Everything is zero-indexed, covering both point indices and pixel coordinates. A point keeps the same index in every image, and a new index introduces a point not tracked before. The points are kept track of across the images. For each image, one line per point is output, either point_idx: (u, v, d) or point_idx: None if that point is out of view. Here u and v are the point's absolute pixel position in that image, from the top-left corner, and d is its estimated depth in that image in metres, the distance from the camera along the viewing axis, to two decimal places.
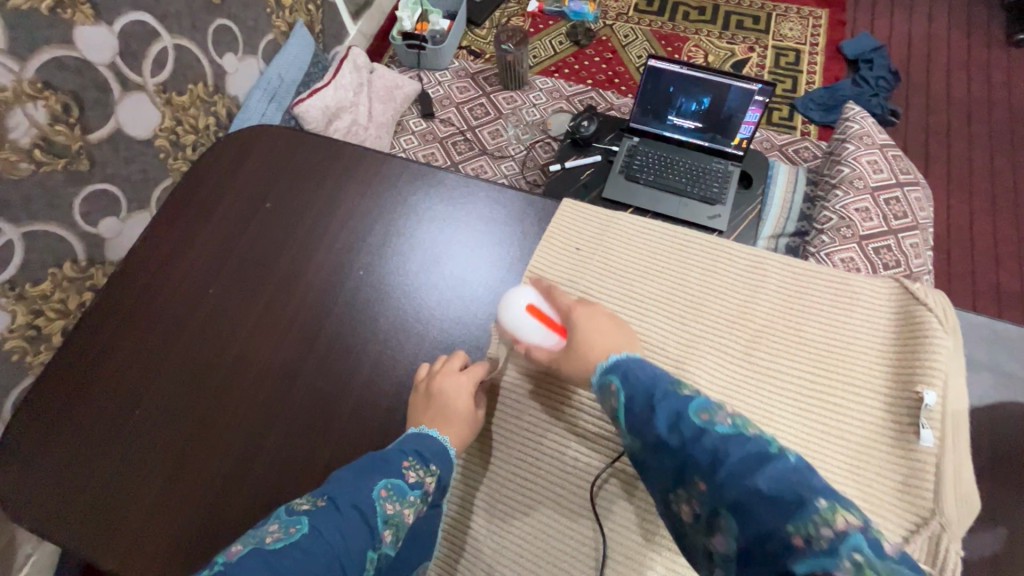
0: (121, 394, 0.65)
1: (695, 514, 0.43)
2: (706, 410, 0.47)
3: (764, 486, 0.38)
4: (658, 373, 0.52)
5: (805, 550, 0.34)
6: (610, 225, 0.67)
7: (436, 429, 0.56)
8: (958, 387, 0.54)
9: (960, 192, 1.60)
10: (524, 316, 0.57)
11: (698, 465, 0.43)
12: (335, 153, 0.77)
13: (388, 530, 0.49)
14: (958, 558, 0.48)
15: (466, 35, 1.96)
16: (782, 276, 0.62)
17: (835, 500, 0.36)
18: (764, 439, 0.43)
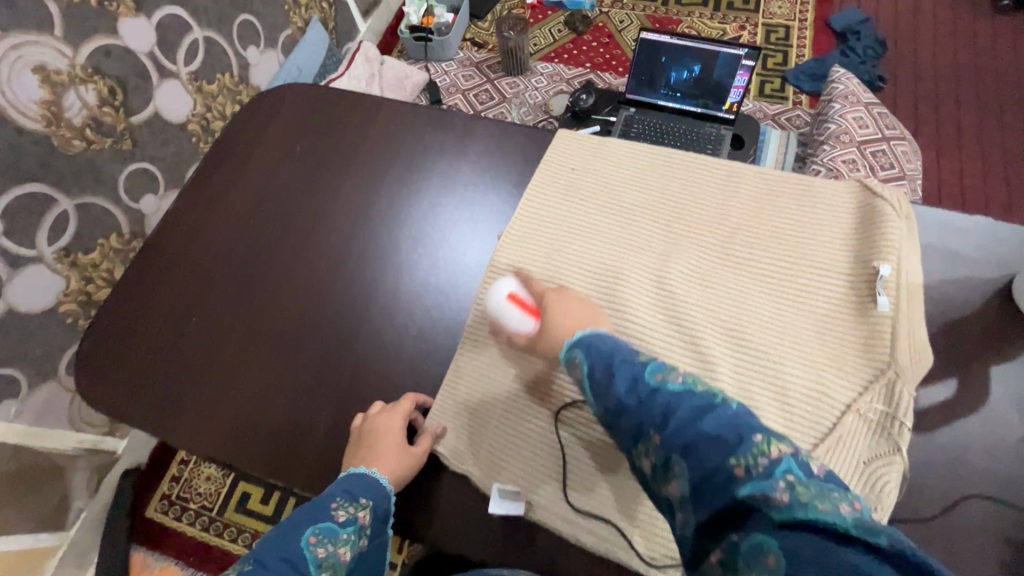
0: (179, 308, 0.75)
1: (653, 465, 0.44)
2: (662, 370, 0.49)
3: (708, 429, 0.41)
4: (619, 343, 0.54)
5: (746, 478, 0.37)
6: (600, 149, 0.75)
7: (364, 464, 0.58)
8: (911, 264, 0.61)
9: (951, 151, 1.66)
10: (506, 305, 0.60)
11: (652, 419, 0.45)
12: (357, 104, 0.86)
13: (321, 573, 0.53)
14: (911, 399, 0.55)
15: (469, 29, 2.06)
16: (754, 183, 0.70)
17: (773, 435, 0.40)
18: (712, 393, 0.45)
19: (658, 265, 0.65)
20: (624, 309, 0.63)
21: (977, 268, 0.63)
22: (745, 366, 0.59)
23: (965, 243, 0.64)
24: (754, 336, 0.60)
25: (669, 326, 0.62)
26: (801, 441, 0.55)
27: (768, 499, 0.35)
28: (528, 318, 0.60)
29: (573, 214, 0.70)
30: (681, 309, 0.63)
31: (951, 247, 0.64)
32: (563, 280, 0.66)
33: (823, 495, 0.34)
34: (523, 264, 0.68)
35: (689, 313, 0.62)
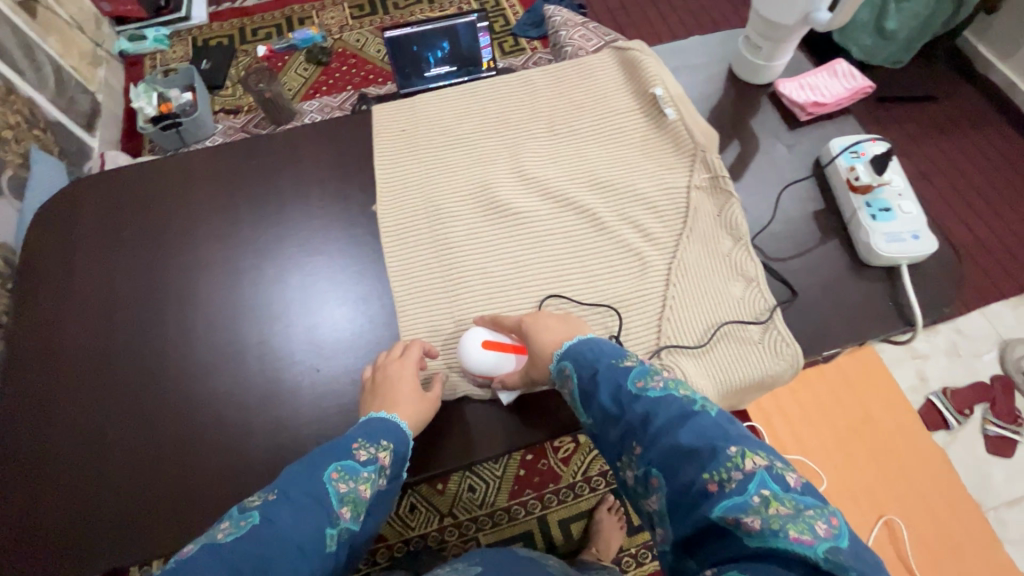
0: (82, 437, 0.66)
1: (634, 476, 0.51)
2: (642, 377, 0.55)
3: (686, 442, 0.48)
4: (599, 347, 0.59)
5: (719, 493, 0.44)
6: (417, 105, 0.83)
7: (384, 410, 0.60)
8: (671, 79, 0.81)
9: None
10: (486, 353, 0.62)
11: (634, 427, 0.52)
12: (161, 168, 0.81)
13: (345, 507, 0.55)
14: (719, 160, 0.74)
15: (215, 101, 1.99)
16: (545, 77, 0.84)
17: (745, 447, 0.46)
18: (689, 398, 0.52)
19: (514, 165, 0.76)
20: (509, 209, 0.73)
21: (709, 65, 0.85)
22: (614, 200, 0.73)
23: (694, 53, 0.86)
24: (608, 177, 0.74)
25: (548, 202, 0.73)
26: (675, 226, 0.70)
27: (740, 523, 0.42)
28: (510, 356, 0.62)
29: (426, 162, 0.77)
30: (552, 186, 0.74)
31: (688, 60, 0.85)
32: (450, 213, 0.73)
33: (796, 516, 0.41)
34: (409, 220, 0.74)
35: (558, 185, 0.74)
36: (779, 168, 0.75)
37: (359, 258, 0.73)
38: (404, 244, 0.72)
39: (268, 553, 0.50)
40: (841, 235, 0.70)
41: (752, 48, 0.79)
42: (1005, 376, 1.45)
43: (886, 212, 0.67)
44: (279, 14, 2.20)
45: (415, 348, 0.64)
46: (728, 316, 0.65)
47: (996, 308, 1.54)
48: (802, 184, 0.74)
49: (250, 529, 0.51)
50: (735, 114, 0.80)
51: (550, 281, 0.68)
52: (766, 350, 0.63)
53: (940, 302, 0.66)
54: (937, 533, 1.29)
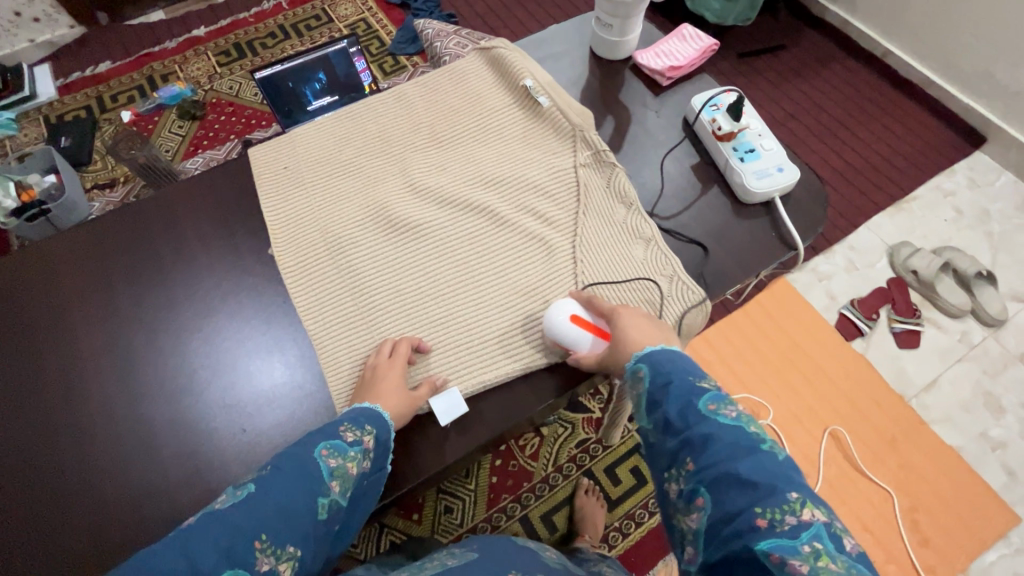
0: None
1: (680, 491, 0.50)
2: (716, 402, 0.52)
3: (747, 472, 0.46)
4: (677, 364, 0.57)
5: (769, 531, 0.43)
6: (293, 140, 0.80)
7: (377, 403, 0.60)
8: (538, 70, 0.84)
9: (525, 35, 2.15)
10: (571, 327, 0.63)
11: (693, 444, 0.50)
12: (18, 260, 0.73)
13: (334, 482, 0.54)
14: (597, 137, 0.77)
15: (84, 178, 1.84)
16: (417, 88, 0.84)
17: (809, 497, 0.45)
18: (759, 436, 0.50)
19: (404, 180, 0.76)
20: (408, 223, 0.72)
21: (571, 50, 0.88)
22: (509, 193, 0.74)
23: (555, 41, 0.89)
24: (498, 173, 0.76)
25: (444, 209, 0.74)
26: (570, 206, 0.73)
27: (785, 564, 0.41)
28: (592, 339, 0.63)
29: (314, 193, 0.76)
30: (446, 192, 0.75)
31: (551, 48, 0.89)
32: (350, 240, 0.72)
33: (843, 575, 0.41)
34: (309, 255, 0.71)
35: (452, 190, 0.74)
36: (652, 134, 0.80)
37: (265, 306, 0.70)
38: (308, 280, 0.70)
39: (265, 516, 0.48)
40: (719, 182, 0.75)
41: (604, 27, 0.83)
42: (897, 277, 1.61)
43: (752, 152, 0.73)
44: (137, 75, 2.07)
45: (403, 345, 0.64)
46: (635, 278, 0.68)
47: (877, 220, 1.71)
48: (676, 144, 0.79)
49: (247, 497, 0.49)
50: (604, 91, 0.84)
51: (464, 283, 0.69)
52: (676, 302, 0.66)
53: (814, 224, 0.73)
54: (875, 429, 1.41)
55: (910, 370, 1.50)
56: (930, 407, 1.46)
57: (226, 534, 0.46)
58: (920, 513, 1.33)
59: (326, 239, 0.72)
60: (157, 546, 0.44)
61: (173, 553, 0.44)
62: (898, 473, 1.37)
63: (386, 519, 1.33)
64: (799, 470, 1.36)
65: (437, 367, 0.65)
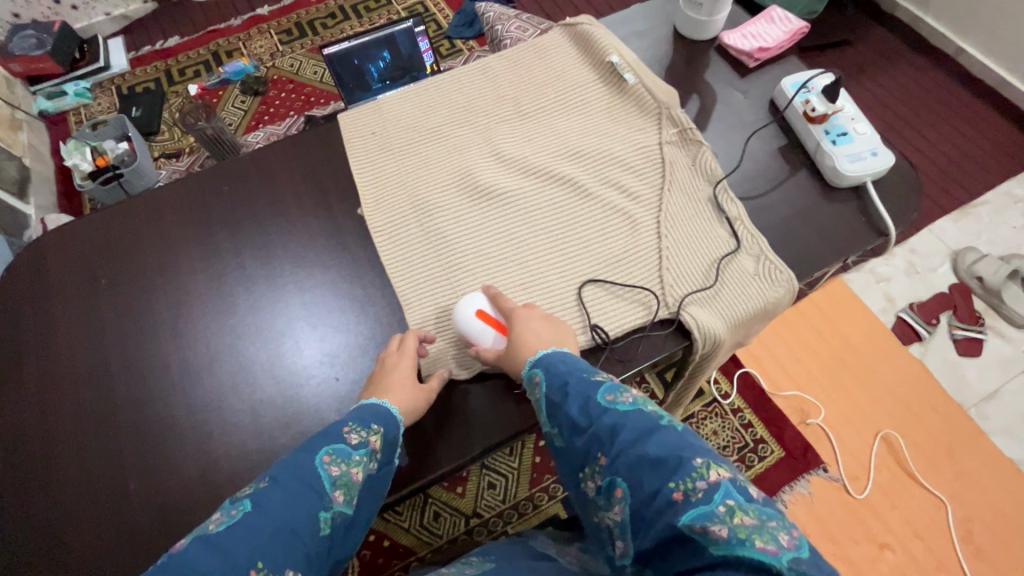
0: (96, 493, 0.62)
1: (599, 487, 0.52)
2: (611, 392, 0.55)
3: (652, 453, 0.48)
4: (573, 361, 0.59)
5: (685, 503, 0.45)
6: (381, 107, 0.82)
7: (387, 399, 0.61)
8: (624, 47, 0.84)
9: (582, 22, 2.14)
10: (476, 323, 0.64)
11: (598, 439, 0.52)
12: (129, 211, 0.78)
13: (337, 491, 0.54)
14: (684, 115, 0.77)
15: (153, 147, 1.92)
16: (501, 61, 0.85)
17: (710, 459, 0.47)
18: (656, 412, 0.53)
19: (489, 149, 0.77)
20: (494, 191, 0.74)
21: (655, 29, 0.88)
22: (593, 167, 0.75)
23: (639, 19, 0.89)
24: (581, 147, 0.77)
25: (528, 179, 0.75)
26: (655, 182, 0.73)
27: (706, 530, 0.43)
28: (494, 333, 0.64)
29: (402, 159, 0.77)
30: (531, 162, 0.76)
31: (635, 26, 0.89)
32: (437, 205, 0.74)
33: (760, 528, 0.43)
34: (397, 218, 0.73)
35: (537, 160, 0.76)
36: (738, 114, 0.79)
37: (354, 265, 0.73)
38: (396, 242, 0.72)
39: (262, 536, 0.48)
40: (808, 165, 0.74)
41: (693, 6, 0.83)
42: (960, 283, 1.56)
43: (845, 135, 0.71)
44: (204, 50, 2.14)
45: (411, 340, 0.65)
46: (720, 254, 0.68)
47: (940, 223, 1.65)
48: (763, 125, 0.78)
49: (241, 518, 0.49)
50: (688, 71, 0.84)
51: (548, 251, 0.70)
52: (762, 280, 0.66)
53: (906, 210, 0.71)
54: (930, 437, 1.38)
55: (970, 379, 1.46)
56: (990, 418, 1.41)
57: (219, 560, 0.46)
58: (974, 525, 1.29)
59: (414, 203, 0.74)
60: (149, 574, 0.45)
61: None
62: (953, 483, 1.33)
63: (431, 490, 1.36)
64: (849, 472, 1.34)
65: (446, 356, 0.67)
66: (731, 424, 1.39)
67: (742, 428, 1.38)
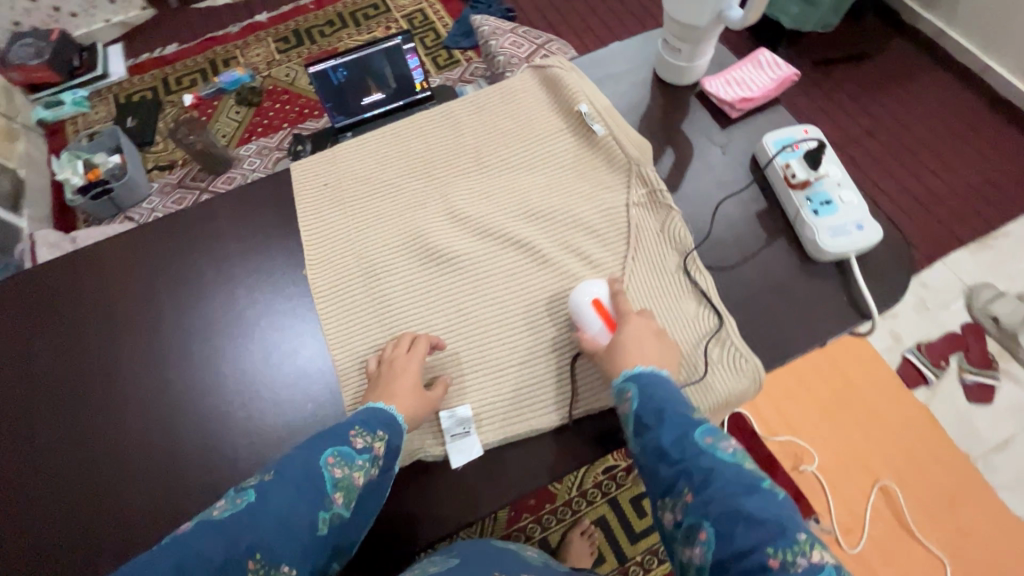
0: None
1: (676, 522, 0.48)
2: (712, 436, 0.51)
3: (754, 509, 0.44)
4: (672, 394, 0.55)
5: (780, 570, 0.41)
6: (337, 156, 0.78)
7: (383, 402, 0.59)
8: (596, 92, 0.78)
9: (589, 21, 2.03)
10: (589, 309, 0.61)
11: (692, 478, 0.48)
12: (67, 264, 0.74)
13: (337, 492, 0.53)
14: (655, 172, 0.71)
15: (147, 158, 1.91)
16: (465, 107, 0.80)
17: (816, 538, 0.43)
18: (756, 473, 0.48)
19: (445, 207, 0.72)
20: (447, 254, 0.68)
21: (633, 72, 0.82)
22: (554, 228, 0.70)
23: (616, 61, 0.83)
24: (543, 207, 0.71)
25: (484, 242, 0.69)
26: (619, 249, 0.68)
27: None
28: (601, 327, 0.60)
29: (355, 215, 0.73)
30: (489, 221, 0.70)
31: (612, 69, 0.83)
32: (385, 266, 0.69)
33: None
34: (342, 278, 0.68)
35: (495, 220, 0.70)
36: (716, 171, 0.73)
37: (296, 331, 0.68)
38: (339, 305, 0.67)
39: (264, 531, 0.47)
40: (788, 235, 0.68)
41: (671, 51, 0.76)
42: (974, 322, 1.47)
43: (828, 205, 0.65)
44: (201, 58, 2.12)
45: (424, 342, 0.62)
46: (677, 335, 0.62)
47: (957, 256, 1.55)
48: (742, 185, 0.72)
49: (246, 505, 0.48)
50: (664, 121, 0.78)
51: (500, 323, 0.65)
52: (727, 369, 0.60)
53: (895, 289, 0.64)
54: (933, 490, 1.30)
55: (979, 427, 1.37)
56: (1000, 470, 1.33)
57: (221, 548, 0.44)
58: None
59: (359, 263, 0.69)
60: (155, 549, 0.44)
61: (165, 560, 0.42)
62: (957, 541, 1.25)
63: None
64: (842, 524, 1.27)
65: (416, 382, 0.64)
66: None
67: None
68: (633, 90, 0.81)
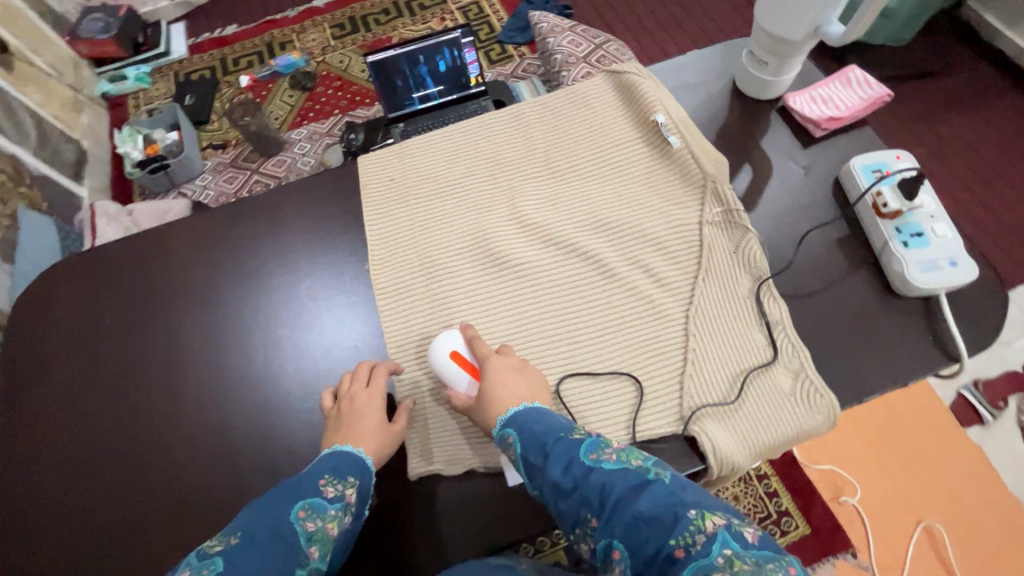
0: (74, 543, 0.61)
1: (594, 552, 0.48)
2: (594, 450, 0.53)
3: (646, 509, 0.46)
4: (550, 419, 0.55)
5: (686, 558, 0.42)
6: (405, 152, 0.77)
7: (349, 444, 0.58)
8: (672, 103, 0.76)
9: (648, 21, 1.98)
10: (449, 365, 0.60)
11: (590, 502, 0.49)
12: (139, 244, 0.76)
13: (312, 547, 0.51)
14: (732, 191, 0.69)
15: (202, 136, 1.95)
16: (535, 110, 0.79)
17: (704, 508, 0.45)
18: (642, 466, 0.50)
19: (511, 212, 0.71)
20: (510, 261, 0.68)
21: (709, 83, 0.79)
22: (622, 243, 0.68)
23: (692, 70, 0.81)
24: (611, 218, 0.69)
25: (549, 250, 0.68)
26: (689, 268, 0.65)
27: None
28: (467, 378, 0.60)
29: (420, 215, 0.72)
30: (555, 230, 0.69)
31: (688, 78, 0.80)
32: (449, 270, 0.68)
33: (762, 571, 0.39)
34: (405, 278, 0.68)
35: (562, 229, 0.69)
36: (795, 193, 0.70)
37: (355, 327, 0.68)
38: (401, 305, 0.67)
39: None
40: (870, 266, 0.65)
41: (757, 63, 0.73)
42: None
43: (920, 237, 0.62)
44: (259, 40, 2.16)
45: (379, 373, 0.62)
46: (747, 364, 0.60)
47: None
48: (822, 209, 0.68)
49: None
50: (741, 136, 0.75)
51: (561, 336, 0.64)
52: (800, 404, 0.58)
53: (984, 333, 0.61)
54: (981, 536, 1.24)
55: None
56: None
57: None
58: None
59: (423, 265, 0.69)
60: None
61: None
62: None
63: None
64: (880, 561, 1.22)
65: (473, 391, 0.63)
66: (754, 491, 1.30)
67: (765, 497, 1.29)
68: (709, 102, 0.78)
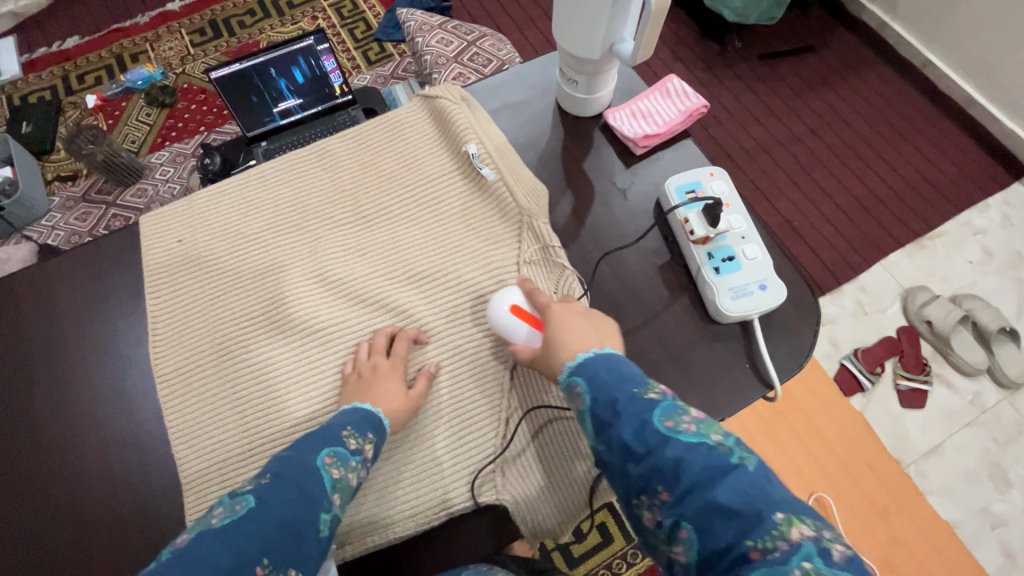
0: None
1: (656, 521, 0.43)
2: (671, 416, 0.46)
3: (727, 499, 0.40)
4: (625, 378, 0.49)
5: (760, 560, 0.37)
6: (195, 205, 0.68)
7: (368, 403, 0.54)
8: (488, 129, 0.70)
9: (530, 10, 1.91)
10: (508, 317, 0.57)
11: (661, 476, 0.43)
12: None
13: (336, 494, 0.49)
14: (548, 227, 0.64)
15: (46, 169, 1.73)
16: (345, 145, 0.71)
17: (791, 513, 0.39)
18: (725, 449, 0.44)
19: (314, 267, 0.64)
20: (315, 327, 0.61)
21: (531, 102, 0.74)
22: (438, 292, 0.62)
23: (513, 88, 0.75)
24: (424, 265, 0.63)
25: (357, 308, 0.62)
26: None
27: None
28: (528, 328, 0.56)
29: (212, 280, 0.63)
30: (366, 284, 0.63)
31: (509, 97, 0.75)
32: (245, 343, 0.60)
33: None
34: (193, 359, 0.60)
35: (373, 283, 0.63)
36: (616, 220, 0.66)
37: (136, 421, 0.59)
38: (190, 391, 0.59)
39: (264, 536, 0.43)
40: (690, 292, 0.62)
41: (569, 82, 0.68)
42: (908, 326, 1.47)
43: (731, 262, 0.60)
44: (106, 52, 1.92)
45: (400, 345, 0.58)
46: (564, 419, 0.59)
47: (895, 258, 1.55)
48: (644, 235, 0.65)
49: (246, 512, 0.45)
50: (563, 159, 0.71)
51: None
52: None
53: (800, 355, 0.60)
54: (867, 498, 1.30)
55: (912, 433, 1.38)
56: (931, 475, 1.35)
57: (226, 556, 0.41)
58: None
59: (216, 340, 0.61)
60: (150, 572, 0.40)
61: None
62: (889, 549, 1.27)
63: None
64: None
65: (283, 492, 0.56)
66: None
67: None
68: (531, 122, 0.73)
